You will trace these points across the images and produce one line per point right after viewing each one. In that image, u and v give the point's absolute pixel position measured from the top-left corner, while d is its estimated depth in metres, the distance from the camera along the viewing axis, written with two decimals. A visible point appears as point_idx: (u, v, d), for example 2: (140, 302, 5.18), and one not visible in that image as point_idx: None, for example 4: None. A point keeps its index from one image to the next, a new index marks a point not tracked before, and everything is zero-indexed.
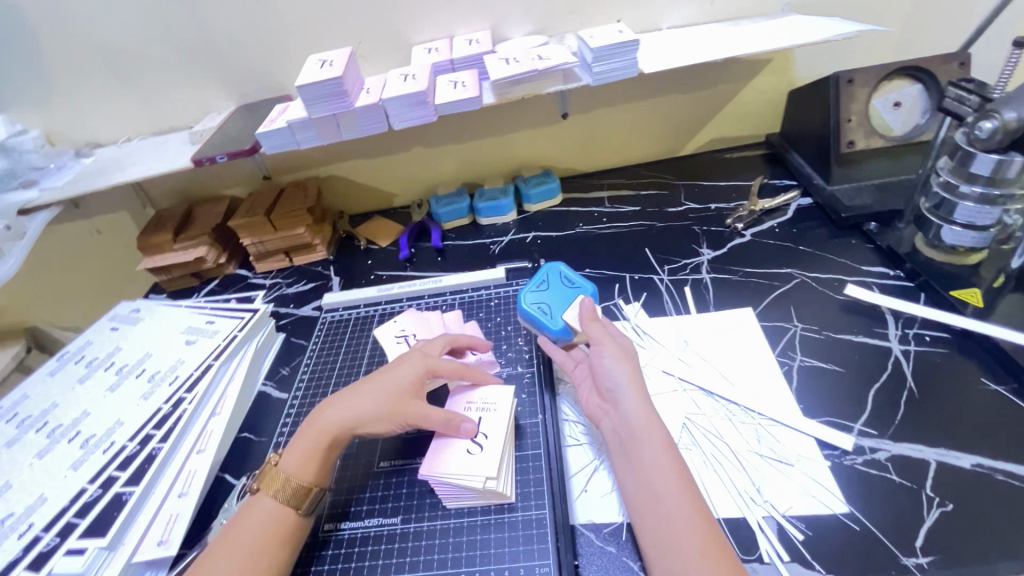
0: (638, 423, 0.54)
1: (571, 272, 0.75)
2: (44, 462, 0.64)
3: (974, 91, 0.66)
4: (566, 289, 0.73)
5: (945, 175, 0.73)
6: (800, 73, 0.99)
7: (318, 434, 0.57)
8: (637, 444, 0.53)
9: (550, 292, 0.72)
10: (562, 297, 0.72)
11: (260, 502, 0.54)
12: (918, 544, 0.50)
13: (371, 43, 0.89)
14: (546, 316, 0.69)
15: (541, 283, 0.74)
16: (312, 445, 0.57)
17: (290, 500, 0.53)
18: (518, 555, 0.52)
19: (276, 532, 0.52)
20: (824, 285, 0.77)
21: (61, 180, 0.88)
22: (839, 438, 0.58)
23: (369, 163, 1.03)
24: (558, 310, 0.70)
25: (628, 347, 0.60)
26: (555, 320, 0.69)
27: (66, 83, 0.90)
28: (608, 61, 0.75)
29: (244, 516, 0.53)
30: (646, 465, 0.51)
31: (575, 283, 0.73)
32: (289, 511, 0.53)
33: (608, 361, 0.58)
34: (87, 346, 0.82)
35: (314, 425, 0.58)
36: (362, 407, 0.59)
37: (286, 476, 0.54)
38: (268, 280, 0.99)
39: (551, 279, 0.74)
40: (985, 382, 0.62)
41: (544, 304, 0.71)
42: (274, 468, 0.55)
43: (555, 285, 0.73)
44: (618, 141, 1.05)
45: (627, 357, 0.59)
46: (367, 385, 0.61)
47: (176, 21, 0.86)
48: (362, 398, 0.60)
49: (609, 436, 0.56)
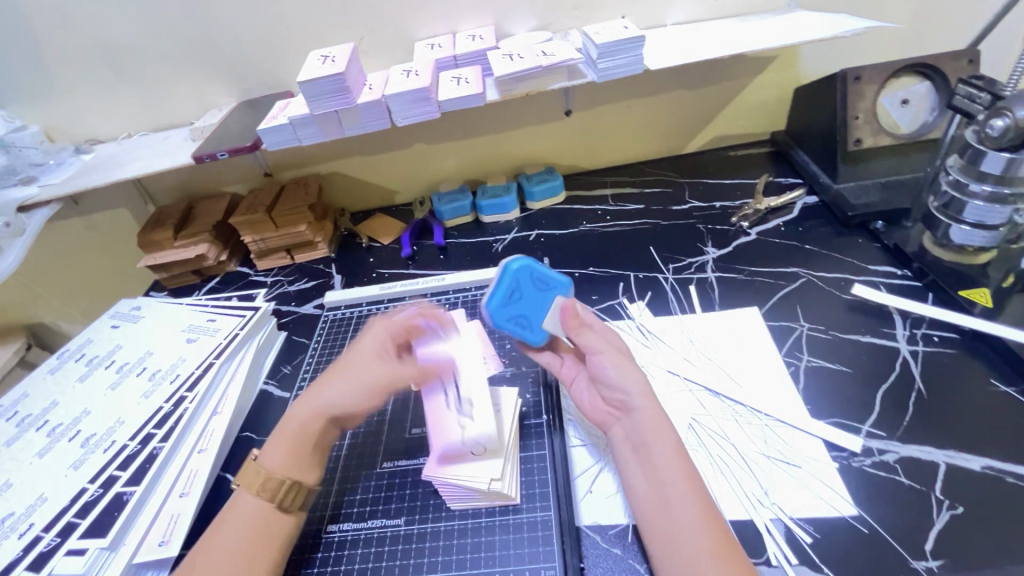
0: (647, 428, 0.52)
1: (540, 266, 0.60)
2: (44, 461, 0.64)
3: (985, 88, 0.66)
4: (539, 293, 0.60)
5: (955, 174, 0.72)
6: (806, 70, 0.98)
7: (301, 428, 0.56)
8: (648, 450, 0.51)
9: (524, 301, 0.60)
10: (538, 304, 0.61)
11: (241, 498, 0.53)
12: (928, 547, 0.49)
13: (373, 39, 0.88)
14: (525, 329, 0.61)
15: (512, 291, 0.60)
16: (293, 439, 0.56)
17: (268, 496, 0.53)
18: (523, 557, 0.52)
19: (257, 530, 0.51)
20: (831, 284, 0.76)
21: (60, 176, 0.88)
22: (846, 440, 0.58)
23: (370, 160, 1.02)
24: (535, 322, 0.61)
25: (621, 346, 0.58)
26: (536, 330, 0.61)
27: (65, 79, 0.90)
28: (614, 57, 0.74)
29: (226, 514, 0.53)
30: (658, 471, 0.50)
31: (550, 281, 0.61)
32: (269, 507, 0.53)
33: (608, 365, 0.55)
34: (87, 344, 0.82)
35: (289, 419, 0.57)
36: (335, 390, 0.58)
37: (269, 472, 0.54)
38: (269, 278, 0.98)
39: (523, 285, 0.60)
40: (994, 383, 0.61)
41: (520, 316, 0.60)
42: (253, 462, 0.54)
43: (528, 290, 0.60)
44: (622, 139, 1.04)
45: (625, 358, 0.56)
46: (334, 370, 0.60)
47: (176, 16, 0.85)
48: (332, 382, 0.59)
49: (618, 442, 0.55)
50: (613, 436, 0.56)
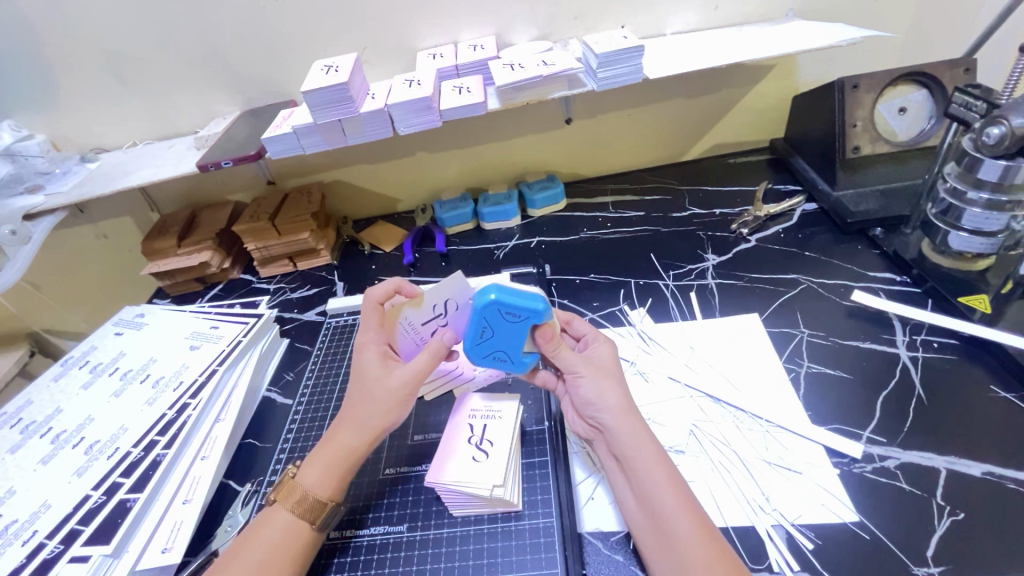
0: (623, 439, 0.53)
1: (506, 297, 0.56)
2: (48, 468, 0.64)
3: (981, 97, 0.66)
4: (513, 324, 0.57)
5: (952, 181, 0.72)
6: (804, 78, 0.99)
7: (346, 453, 0.56)
8: (628, 462, 0.52)
9: (498, 337, 0.58)
10: (514, 335, 0.58)
11: (275, 514, 0.53)
12: (929, 553, 0.49)
13: (376, 49, 0.90)
14: (507, 360, 0.60)
15: (482, 328, 0.57)
16: (337, 460, 0.56)
17: (307, 516, 0.53)
18: (525, 563, 0.52)
19: (291, 545, 0.51)
20: (830, 290, 0.77)
21: (65, 185, 0.88)
22: (847, 446, 0.58)
23: (373, 168, 1.03)
24: (516, 351, 0.59)
25: (601, 362, 0.58)
26: (517, 360, 0.60)
27: (72, 88, 0.91)
28: (614, 66, 0.75)
29: (258, 527, 0.53)
30: (639, 482, 0.51)
31: (522, 312, 0.56)
32: (304, 525, 0.53)
33: (585, 385, 0.56)
34: (91, 351, 0.82)
35: (333, 440, 0.57)
36: (373, 411, 0.57)
37: (306, 492, 0.54)
38: (272, 285, 0.99)
39: (492, 321, 0.57)
40: (994, 390, 0.61)
41: (498, 350, 0.59)
42: (291, 479, 0.55)
43: (499, 325, 0.57)
44: (622, 146, 1.05)
45: (605, 375, 0.57)
46: (359, 396, 0.58)
47: (182, 26, 0.86)
48: (366, 405, 0.57)
49: (607, 458, 0.56)
50: (601, 450, 0.57)
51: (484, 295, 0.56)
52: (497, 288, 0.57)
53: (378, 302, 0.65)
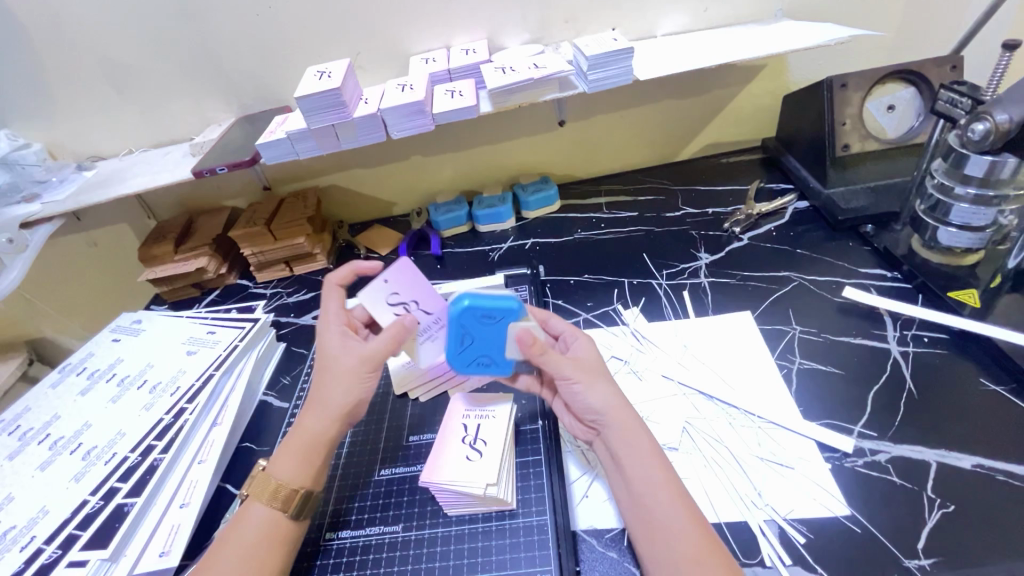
0: (618, 439, 0.53)
1: (478, 300, 0.57)
2: (46, 474, 0.65)
3: (966, 94, 0.67)
4: (490, 326, 0.58)
5: (940, 177, 0.73)
6: (794, 78, 1.00)
7: (312, 437, 0.57)
8: (623, 462, 0.52)
9: (478, 342, 0.59)
10: (491, 338, 0.59)
11: (251, 508, 0.53)
12: (920, 546, 0.50)
13: (369, 54, 0.90)
14: (492, 364, 0.61)
15: (462, 336, 0.59)
16: (303, 448, 0.56)
17: (282, 506, 0.53)
18: (519, 562, 0.53)
19: (269, 538, 0.52)
20: (821, 287, 0.78)
21: (62, 193, 0.89)
22: (839, 441, 0.58)
23: (367, 173, 1.04)
24: (497, 353, 0.60)
25: (590, 363, 0.58)
26: (501, 362, 0.60)
27: (68, 97, 0.91)
28: (604, 68, 0.76)
29: (238, 521, 0.53)
30: (634, 480, 0.51)
31: (498, 313, 0.57)
32: (280, 516, 0.53)
33: (574, 387, 0.56)
34: (88, 357, 0.83)
35: (300, 427, 0.57)
36: (335, 390, 0.58)
37: (279, 483, 0.54)
38: (269, 290, 0.99)
39: (469, 328, 0.58)
40: (983, 382, 0.62)
41: (481, 355, 0.60)
42: (263, 472, 0.55)
43: (477, 330, 0.58)
44: (615, 147, 1.06)
45: (594, 375, 0.57)
46: (322, 379, 0.59)
47: (176, 35, 0.87)
48: (328, 386, 0.58)
49: (602, 456, 0.56)
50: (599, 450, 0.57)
51: (457, 303, 0.57)
52: (468, 294, 0.58)
53: (338, 285, 0.67)
